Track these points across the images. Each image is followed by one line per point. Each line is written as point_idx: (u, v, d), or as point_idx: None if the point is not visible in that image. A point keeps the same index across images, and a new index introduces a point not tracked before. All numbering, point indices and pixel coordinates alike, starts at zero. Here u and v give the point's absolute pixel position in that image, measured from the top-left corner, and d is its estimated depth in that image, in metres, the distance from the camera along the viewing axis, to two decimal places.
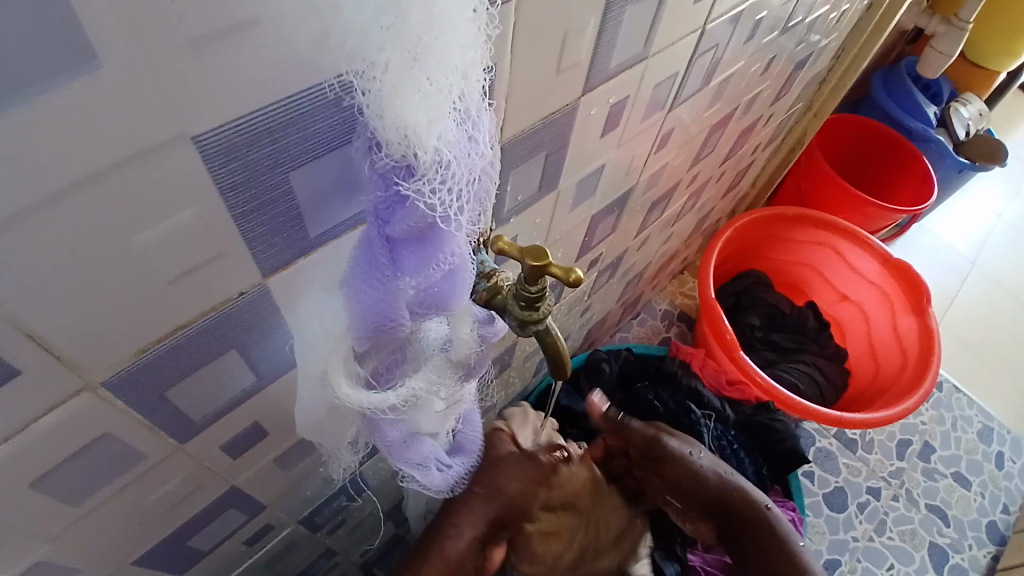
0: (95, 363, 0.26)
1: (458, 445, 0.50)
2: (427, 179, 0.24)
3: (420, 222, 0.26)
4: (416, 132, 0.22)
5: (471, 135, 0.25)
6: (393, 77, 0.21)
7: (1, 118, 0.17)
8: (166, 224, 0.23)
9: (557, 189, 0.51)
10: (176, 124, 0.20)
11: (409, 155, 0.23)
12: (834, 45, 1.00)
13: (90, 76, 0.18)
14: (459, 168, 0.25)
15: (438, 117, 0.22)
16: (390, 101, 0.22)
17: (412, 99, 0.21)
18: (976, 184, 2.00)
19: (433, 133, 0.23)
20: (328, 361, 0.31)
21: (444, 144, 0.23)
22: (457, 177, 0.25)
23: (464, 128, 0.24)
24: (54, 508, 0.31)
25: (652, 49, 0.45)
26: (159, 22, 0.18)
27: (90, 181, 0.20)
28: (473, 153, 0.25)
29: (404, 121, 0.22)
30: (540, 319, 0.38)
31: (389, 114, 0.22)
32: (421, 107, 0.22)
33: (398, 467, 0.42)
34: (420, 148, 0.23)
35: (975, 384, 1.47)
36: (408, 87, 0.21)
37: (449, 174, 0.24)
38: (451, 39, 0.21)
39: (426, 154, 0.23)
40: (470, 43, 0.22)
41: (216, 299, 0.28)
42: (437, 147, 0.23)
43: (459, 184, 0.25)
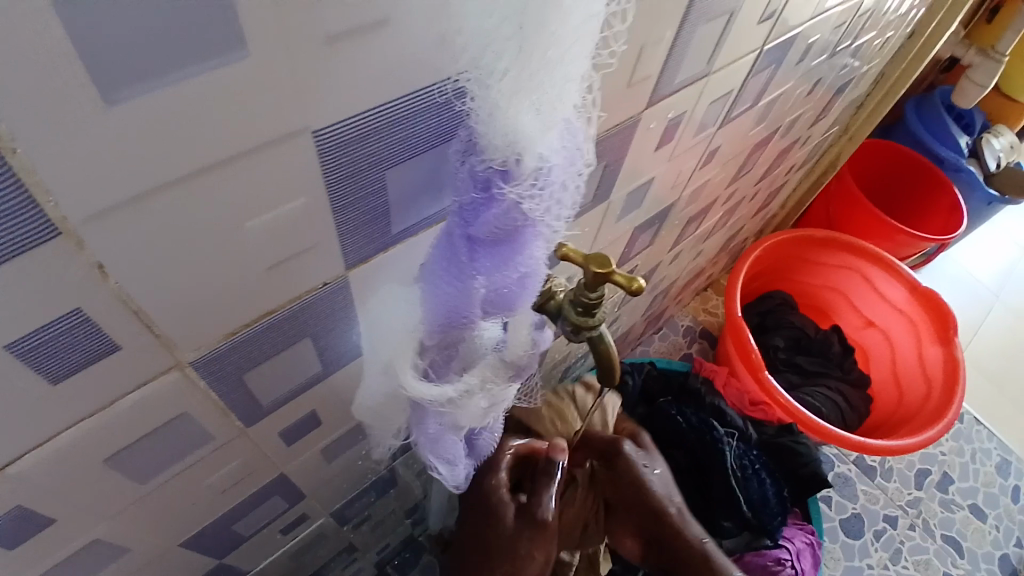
0: (188, 344, 0.27)
1: (477, 446, 0.51)
2: (524, 182, 0.25)
3: (506, 226, 0.27)
4: (524, 138, 0.24)
5: (571, 147, 0.26)
6: (508, 81, 0.22)
7: (152, 99, 0.18)
8: (273, 213, 0.24)
9: (608, 200, 0.51)
10: (300, 116, 0.22)
11: (512, 159, 0.24)
12: (874, 71, 1.00)
13: (235, 65, 0.19)
14: (555, 175, 0.26)
15: (547, 126, 0.24)
16: (502, 107, 0.23)
17: (523, 104, 0.23)
18: (1005, 217, 1.98)
19: (540, 141, 0.24)
20: (398, 349, 0.35)
21: (548, 151, 0.25)
22: (552, 185, 0.26)
23: (565, 139, 0.25)
24: (125, 482, 0.32)
25: (713, 67, 0.46)
26: (299, 20, 0.19)
27: (216, 166, 0.21)
28: (568, 163, 0.26)
29: (514, 126, 0.23)
30: (595, 325, 0.39)
31: (500, 118, 0.23)
32: (533, 117, 0.23)
33: (429, 461, 0.44)
34: (524, 153, 0.24)
35: (998, 419, 1.45)
36: (522, 96, 0.23)
37: (545, 180, 0.26)
38: (574, 56, 0.22)
39: (529, 158, 0.24)
40: (586, 62, 0.23)
41: (303, 288, 0.29)
42: (540, 153, 0.25)
43: (552, 190, 0.26)
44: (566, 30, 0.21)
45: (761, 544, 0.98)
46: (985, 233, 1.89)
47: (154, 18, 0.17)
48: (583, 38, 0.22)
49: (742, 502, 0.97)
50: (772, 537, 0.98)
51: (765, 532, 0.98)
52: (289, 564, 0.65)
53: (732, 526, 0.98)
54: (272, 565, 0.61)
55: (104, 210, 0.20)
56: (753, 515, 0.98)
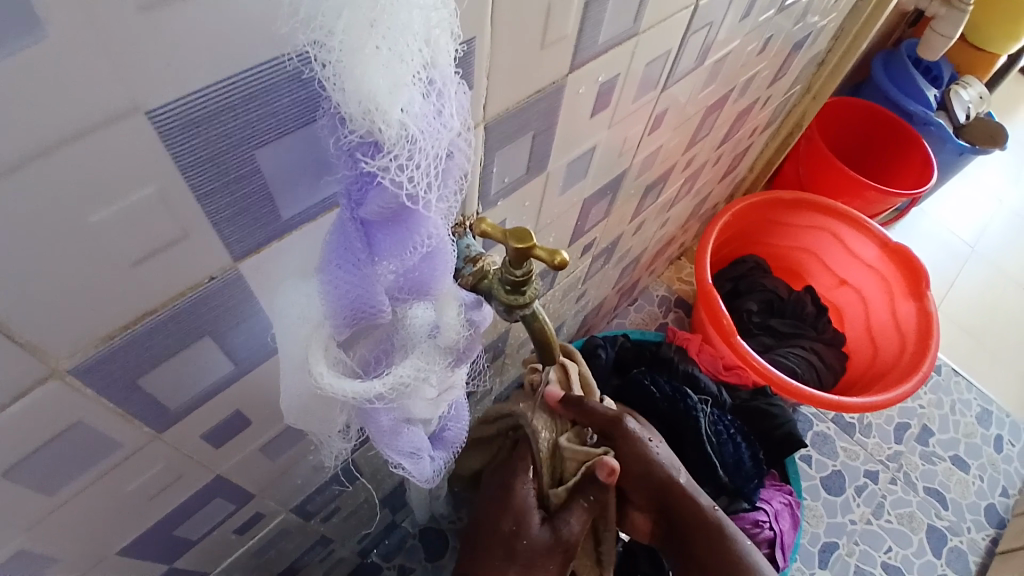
0: (60, 348, 0.25)
1: (443, 436, 0.48)
2: (394, 153, 0.23)
3: (391, 204, 0.25)
4: (378, 105, 0.22)
5: (438, 107, 0.24)
6: (349, 42, 0.21)
7: None
8: (124, 201, 0.22)
9: (547, 171, 0.49)
10: (127, 95, 0.20)
11: (375, 129, 0.22)
12: (832, 27, 0.98)
13: (33, 45, 0.17)
14: (426, 142, 0.24)
15: (401, 86, 0.22)
16: (350, 72, 0.21)
17: (369, 66, 0.21)
18: (979, 166, 1.98)
19: (396, 105, 0.22)
20: (308, 350, 0.30)
21: (410, 117, 0.23)
22: (426, 153, 0.24)
23: (429, 99, 0.24)
24: (30, 498, 0.31)
25: (642, 25, 0.44)
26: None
27: (38, 157, 0.19)
28: (442, 126, 0.24)
29: (366, 93, 0.21)
30: (527, 304, 0.37)
31: (350, 87, 0.21)
32: (383, 79, 0.21)
33: (387, 456, 0.40)
34: (383, 122, 0.22)
35: (977, 369, 1.47)
36: (365, 56, 0.21)
37: (415, 150, 0.24)
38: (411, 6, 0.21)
39: (389, 128, 0.22)
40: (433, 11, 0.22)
41: (185, 283, 0.27)
42: (401, 120, 0.23)
43: (430, 159, 0.24)
44: None
45: (739, 507, 0.99)
46: (959, 186, 1.88)
47: None
48: None
49: (717, 467, 0.98)
50: (749, 500, 0.99)
51: (741, 495, 0.99)
52: (255, 562, 0.64)
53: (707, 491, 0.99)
54: (235, 564, 0.60)
55: None
56: (728, 479, 0.99)
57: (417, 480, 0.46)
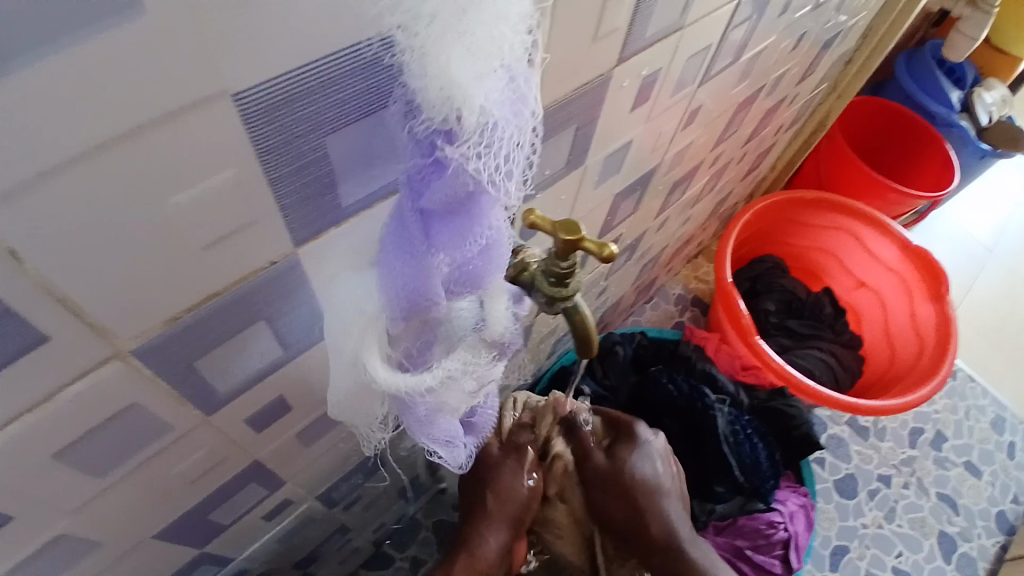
0: (126, 330, 0.25)
1: (475, 423, 0.49)
2: (470, 141, 0.23)
3: (459, 193, 0.25)
4: (462, 92, 0.22)
5: (517, 97, 0.24)
6: (436, 29, 0.21)
7: (52, 66, 0.16)
8: (201, 185, 0.22)
9: (584, 165, 0.49)
10: (214, 78, 0.20)
11: (455, 116, 0.23)
12: (862, 25, 0.97)
13: (130, 24, 0.17)
14: (503, 130, 0.24)
15: (486, 75, 0.22)
16: (436, 56, 0.21)
17: (455, 53, 0.21)
18: (1000, 171, 1.96)
19: (480, 93, 0.22)
20: (361, 341, 0.31)
21: (490, 105, 0.23)
22: (500, 142, 0.24)
23: (511, 90, 0.24)
24: (82, 477, 0.31)
25: (687, 20, 0.43)
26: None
27: (125, 138, 0.19)
28: (519, 115, 0.25)
29: (452, 78, 0.22)
30: (569, 296, 0.37)
31: (435, 70, 0.21)
32: (469, 67, 0.22)
33: (422, 444, 0.41)
34: (466, 109, 0.22)
35: (994, 375, 1.46)
36: (453, 41, 0.21)
37: (491, 138, 0.24)
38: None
39: (470, 115, 0.22)
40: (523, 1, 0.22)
41: (249, 268, 0.27)
42: (482, 107, 0.23)
43: (502, 148, 0.25)
44: None
45: (754, 508, 0.99)
46: (979, 189, 1.87)
47: None
48: None
49: (734, 466, 0.97)
50: (765, 501, 0.99)
51: (757, 495, 0.99)
52: (279, 548, 0.65)
53: (724, 491, 0.98)
54: (261, 550, 0.61)
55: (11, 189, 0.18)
56: (745, 479, 0.98)
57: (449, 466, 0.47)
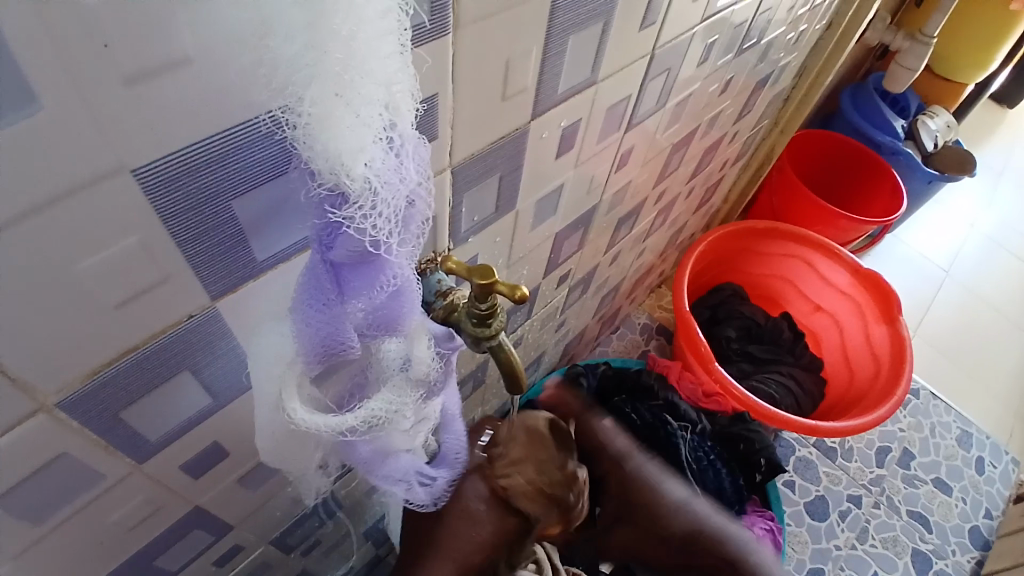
0: (50, 384, 0.27)
1: (445, 456, 0.49)
2: (360, 204, 0.25)
3: (357, 248, 0.27)
4: (343, 163, 0.24)
5: (400, 160, 0.26)
6: (316, 111, 0.22)
7: None
8: (112, 249, 0.25)
9: (516, 209, 0.52)
10: (115, 157, 0.22)
11: (340, 182, 0.25)
12: (795, 63, 1.03)
13: (31, 117, 0.19)
14: (390, 192, 0.26)
15: (365, 144, 0.24)
16: (320, 135, 0.23)
17: (333, 129, 0.23)
18: (955, 194, 2.03)
19: (360, 163, 0.24)
20: (281, 386, 0.32)
21: (373, 172, 0.25)
22: (388, 205, 0.26)
23: (392, 155, 0.26)
24: (15, 528, 0.32)
25: (600, 75, 0.47)
26: (78, 65, 0.19)
27: (36, 213, 0.21)
28: (404, 177, 0.27)
29: (332, 153, 0.23)
30: (493, 336, 0.39)
31: (318, 147, 0.23)
32: (345, 140, 0.23)
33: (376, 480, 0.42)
34: (349, 177, 0.24)
35: (956, 392, 1.50)
36: (333, 119, 0.23)
37: (379, 201, 0.26)
38: (372, 81, 0.23)
39: (354, 181, 0.24)
40: (394, 77, 0.23)
41: (165, 321, 0.29)
42: (366, 174, 0.25)
43: (392, 209, 0.27)
44: (356, 44, 0.21)
45: None
46: (932, 212, 1.94)
47: None
48: (377, 56, 0.22)
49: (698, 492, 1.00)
50: None
51: None
52: None
53: None
54: None
55: None
56: (711, 505, 1.00)
57: (413, 499, 0.48)
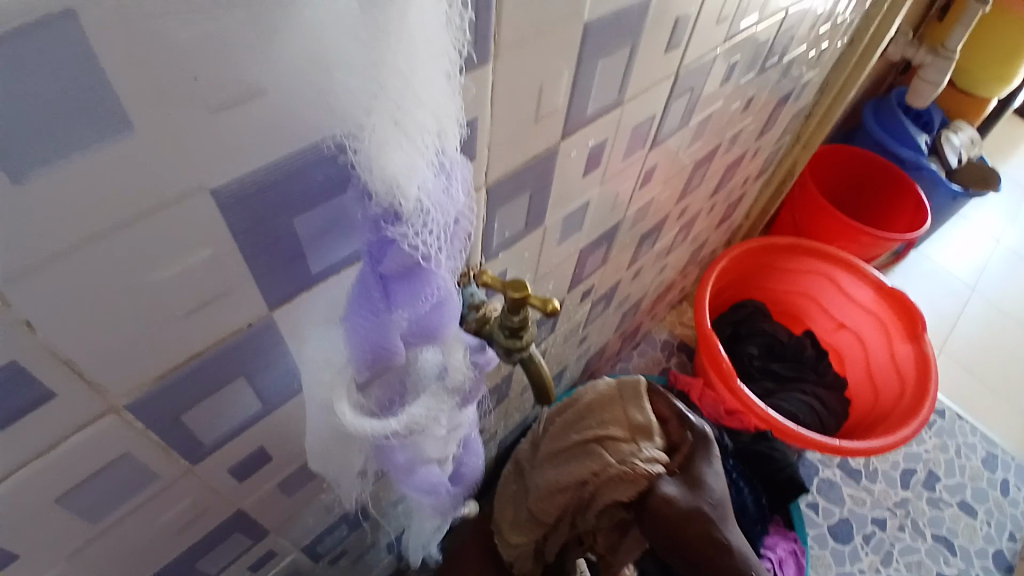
0: (119, 387, 0.29)
1: (462, 474, 0.52)
2: (411, 222, 0.28)
3: (406, 261, 0.29)
4: (398, 185, 0.26)
5: (444, 182, 0.29)
6: (376, 136, 0.25)
7: (67, 174, 0.21)
8: (183, 262, 0.27)
9: (544, 225, 0.54)
10: (191, 180, 0.24)
11: (395, 202, 0.27)
12: (816, 81, 1.04)
13: (123, 142, 0.22)
14: (436, 211, 0.29)
15: (417, 167, 0.26)
16: (377, 158, 0.25)
17: (391, 154, 0.25)
18: (977, 210, 2.02)
19: (413, 184, 0.26)
20: (330, 390, 0.34)
21: (424, 193, 0.27)
22: (434, 221, 0.29)
23: (440, 176, 0.28)
24: (78, 523, 0.34)
25: (626, 96, 0.49)
26: (166, 97, 0.21)
27: (121, 227, 0.24)
28: (448, 197, 0.29)
29: (389, 176, 0.26)
30: (523, 347, 0.41)
31: (376, 171, 0.26)
32: (401, 163, 0.26)
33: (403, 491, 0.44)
34: (403, 197, 0.26)
35: (984, 412, 1.48)
36: (391, 144, 0.25)
37: (428, 220, 0.28)
38: (426, 109, 0.25)
39: (407, 202, 0.27)
40: (442, 107, 0.26)
41: (225, 330, 0.31)
42: (418, 195, 0.27)
43: (437, 225, 0.29)
44: (415, 79, 0.24)
45: None
46: (956, 229, 1.93)
47: (52, 111, 0.19)
48: (431, 89, 0.25)
49: None
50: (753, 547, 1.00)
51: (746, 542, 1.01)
52: None
53: None
54: None
55: (32, 267, 0.22)
56: None
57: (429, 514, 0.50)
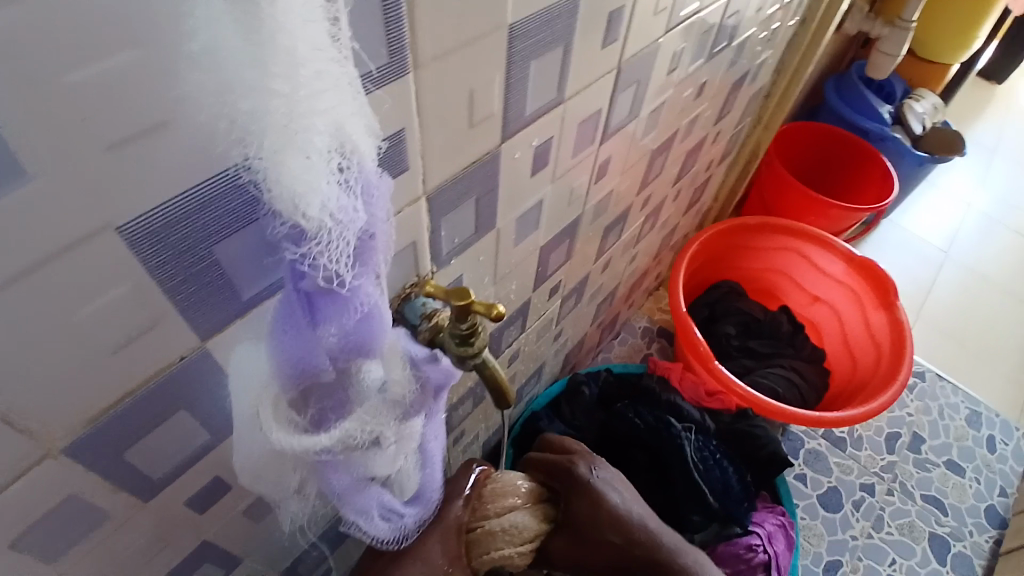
0: (54, 431, 0.28)
1: (420, 492, 0.50)
2: (319, 237, 0.27)
3: (322, 278, 0.29)
4: (300, 201, 0.25)
5: (354, 198, 0.27)
6: (268, 159, 0.24)
7: None
8: (102, 300, 0.26)
9: (497, 227, 0.54)
10: (100, 217, 0.24)
11: (298, 221, 0.26)
12: (771, 61, 1.04)
13: (23, 187, 0.21)
14: (345, 226, 0.27)
15: (317, 184, 0.25)
16: (274, 177, 0.24)
17: (287, 171, 0.24)
18: (948, 175, 2.04)
19: (314, 204, 0.25)
20: (257, 409, 0.33)
21: (330, 209, 0.26)
22: (343, 236, 0.27)
23: (347, 192, 0.27)
24: (31, 572, 0.33)
25: (567, 93, 0.48)
26: (60, 136, 0.21)
27: (33, 271, 0.23)
28: (360, 212, 0.28)
29: (289, 193, 0.25)
30: (477, 353, 0.40)
31: (274, 190, 0.25)
32: (297, 179, 0.25)
33: (349, 509, 0.42)
34: (307, 214, 0.26)
35: (964, 374, 1.51)
36: (285, 160, 0.24)
37: (335, 237, 0.27)
38: (318, 128, 0.24)
39: (311, 217, 0.26)
40: (339, 122, 0.25)
41: (159, 363, 0.31)
42: (324, 210, 0.26)
43: (350, 239, 0.28)
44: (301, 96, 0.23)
45: (732, 532, 1.02)
46: (924, 195, 1.95)
47: None
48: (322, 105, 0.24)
49: (707, 492, 1.00)
50: (741, 524, 1.02)
51: (733, 520, 1.02)
52: None
53: (700, 519, 1.01)
54: None
55: None
56: (719, 504, 1.01)
57: (378, 532, 0.48)
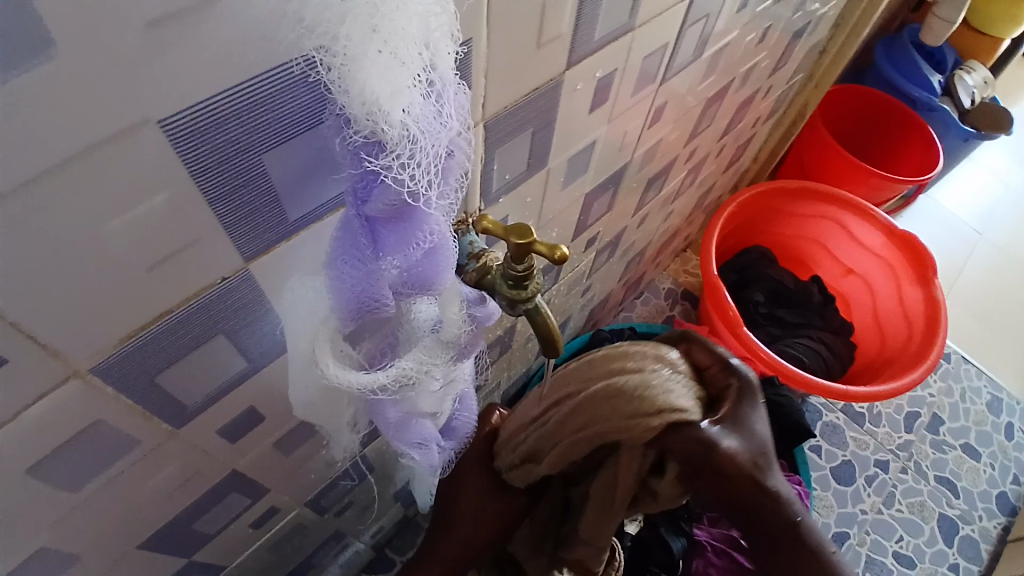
0: (81, 349, 0.26)
1: (456, 427, 0.51)
2: (396, 152, 0.24)
3: (393, 201, 0.26)
4: (380, 107, 0.22)
5: (437, 107, 0.25)
6: (352, 49, 0.21)
7: None
8: (137, 209, 0.23)
9: (547, 168, 0.50)
10: (137, 110, 0.21)
11: (378, 129, 0.23)
12: (833, 12, 0.97)
13: (50, 64, 0.18)
14: (426, 142, 0.24)
15: (402, 86, 0.22)
16: (355, 76, 0.22)
17: (371, 71, 0.22)
18: (985, 151, 1.96)
19: (398, 107, 0.23)
20: (314, 343, 0.32)
21: (411, 118, 0.23)
22: (424, 153, 0.25)
23: (430, 100, 0.24)
24: (56, 493, 0.32)
25: (636, 21, 0.44)
26: (95, 4, 0.18)
27: (62, 167, 0.20)
28: (442, 126, 0.25)
29: (369, 96, 0.22)
30: (529, 298, 0.38)
31: (354, 90, 0.22)
32: (383, 81, 0.22)
33: (397, 445, 0.42)
34: (386, 123, 0.23)
35: (988, 355, 1.46)
36: (371, 56, 0.21)
37: (416, 150, 0.24)
38: (408, 13, 0.21)
39: (391, 128, 0.23)
40: (429, 12, 0.22)
41: (197, 285, 0.28)
42: (404, 119, 0.23)
43: (430, 157, 0.25)
44: None
45: None
46: (967, 171, 1.87)
47: None
48: None
49: None
50: None
51: None
52: (272, 557, 0.65)
53: None
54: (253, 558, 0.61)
55: None
56: None
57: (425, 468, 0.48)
